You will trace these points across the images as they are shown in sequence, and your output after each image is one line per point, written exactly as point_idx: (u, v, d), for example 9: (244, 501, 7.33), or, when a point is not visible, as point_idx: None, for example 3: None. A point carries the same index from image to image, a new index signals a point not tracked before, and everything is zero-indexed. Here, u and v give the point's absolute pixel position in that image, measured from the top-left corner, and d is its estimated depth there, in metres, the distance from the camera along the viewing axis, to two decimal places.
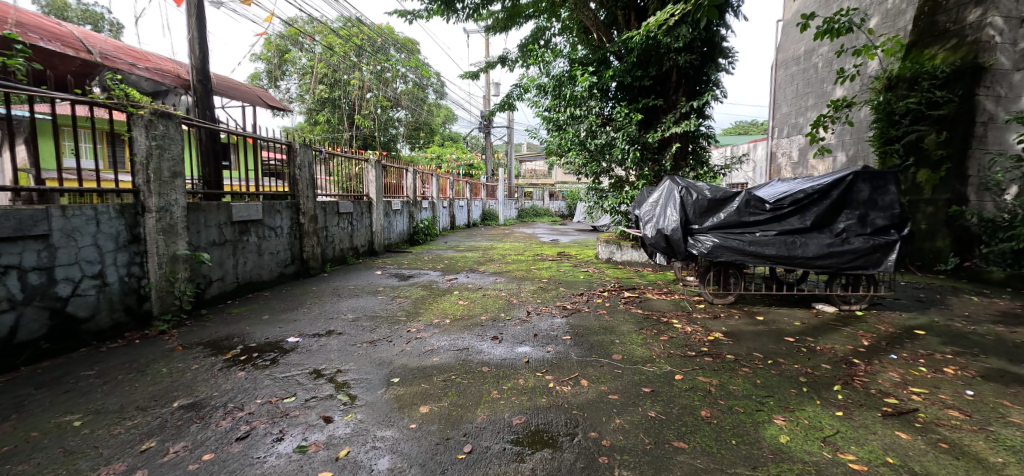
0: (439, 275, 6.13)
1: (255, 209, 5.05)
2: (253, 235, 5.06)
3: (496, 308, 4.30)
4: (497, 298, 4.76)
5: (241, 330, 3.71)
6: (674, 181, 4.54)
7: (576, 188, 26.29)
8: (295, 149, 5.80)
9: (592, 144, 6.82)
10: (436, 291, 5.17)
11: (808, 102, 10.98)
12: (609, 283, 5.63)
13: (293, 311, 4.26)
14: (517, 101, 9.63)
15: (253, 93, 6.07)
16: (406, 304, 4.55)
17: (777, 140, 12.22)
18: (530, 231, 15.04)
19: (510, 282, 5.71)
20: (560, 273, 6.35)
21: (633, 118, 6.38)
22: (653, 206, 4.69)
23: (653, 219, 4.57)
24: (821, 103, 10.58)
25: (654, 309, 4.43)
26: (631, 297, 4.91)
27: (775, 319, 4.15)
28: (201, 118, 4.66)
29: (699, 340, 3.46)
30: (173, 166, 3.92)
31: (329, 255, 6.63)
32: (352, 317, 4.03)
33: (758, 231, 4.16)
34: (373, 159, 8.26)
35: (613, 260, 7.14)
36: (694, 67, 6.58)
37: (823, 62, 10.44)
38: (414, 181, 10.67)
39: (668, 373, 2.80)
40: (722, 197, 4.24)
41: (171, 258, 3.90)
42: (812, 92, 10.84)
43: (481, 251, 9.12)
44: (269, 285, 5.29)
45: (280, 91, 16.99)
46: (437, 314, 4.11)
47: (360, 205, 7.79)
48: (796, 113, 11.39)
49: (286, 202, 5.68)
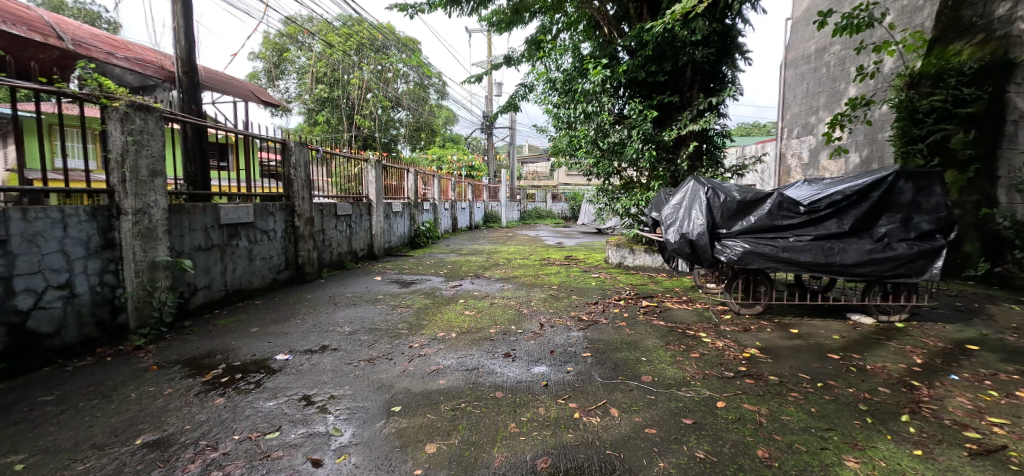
0: (443, 282, 5.76)
1: (245, 211, 4.71)
2: (244, 240, 4.71)
3: (505, 320, 3.94)
4: (506, 308, 4.40)
5: (226, 346, 3.36)
6: (699, 182, 4.18)
7: (579, 189, 25.95)
8: (290, 147, 5.44)
9: (603, 142, 6.46)
10: (438, 299, 4.81)
11: (820, 102, 10.65)
12: (624, 290, 5.28)
13: (285, 323, 3.90)
14: (522, 99, 9.28)
15: (246, 87, 5.70)
16: (407, 315, 4.19)
17: (787, 140, 11.87)
18: (534, 233, 14.71)
19: (519, 289, 5.36)
20: (571, 279, 6.00)
21: (648, 114, 6.01)
22: (675, 208, 4.34)
23: (676, 222, 4.22)
24: (835, 102, 10.24)
25: (677, 320, 4.07)
26: (651, 306, 4.55)
27: (810, 332, 3.80)
28: (186, 113, 4.30)
29: (734, 357, 3.11)
30: (152, 164, 3.57)
31: (326, 259, 6.28)
32: (348, 330, 3.68)
33: (792, 236, 3.80)
34: (372, 159, 7.91)
35: (625, 265, 6.80)
36: (711, 62, 6.23)
37: (837, 61, 10.11)
38: (414, 182, 10.33)
39: (708, 400, 2.45)
40: (752, 199, 3.88)
41: (150, 265, 3.55)
42: (825, 91, 10.49)
43: (485, 254, 8.77)
44: (260, 293, 4.94)
45: (279, 91, 16.69)
46: (441, 327, 3.74)
47: (359, 206, 7.44)
48: (808, 113, 11.04)
49: (280, 204, 5.33)
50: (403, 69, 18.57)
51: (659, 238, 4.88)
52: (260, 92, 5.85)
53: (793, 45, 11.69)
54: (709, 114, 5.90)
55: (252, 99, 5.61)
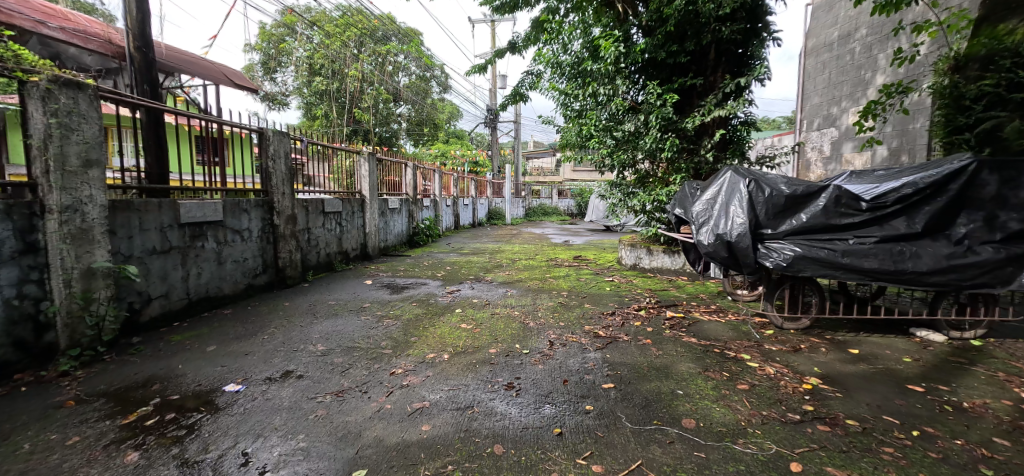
0: (439, 287, 5.15)
1: (212, 207, 4.13)
2: (210, 241, 4.13)
3: (508, 338, 3.32)
4: (509, 321, 3.77)
5: (171, 372, 2.78)
6: (738, 173, 3.53)
7: (586, 185, 25.22)
8: (267, 137, 4.90)
9: (617, 131, 5.80)
10: (431, 309, 4.19)
11: (844, 92, 9.88)
12: (644, 297, 4.66)
13: (249, 340, 3.31)
14: (527, 88, 8.63)
15: (218, 69, 5.11)
16: (394, 329, 3.58)
17: (807, 133, 11.12)
18: (540, 231, 14.14)
19: (525, 296, 4.75)
20: (582, 284, 5.38)
21: (669, 99, 5.30)
22: (708, 203, 3.69)
23: (710, 219, 3.58)
24: (860, 92, 9.46)
25: (712, 337, 3.44)
26: (677, 318, 3.92)
27: (874, 353, 3.17)
28: (140, 96, 3.71)
29: (793, 391, 2.49)
30: (84, 152, 2.99)
31: (311, 261, 5.70)
32: (322, 350, 3.09)
33: (853, 238, 3.16)
34: (366, 151, 7.30)
35: (640, 267, 6.18)
36: (738, 42, 5.54)
37: (862, 47, 9.34)
38: (413, 177, 9.71)
39: (780, 461, 1.83)
40: (804, 193, 3.22)
41: (84, 274, 2.97)
42: (849, 80, 9.75)
43: (487, 254, 8.15)
44: (232, 301, 4.37)
45: (277, 84, 16.14)
46: (431, 347, 3.12)
47: (351, 203, 6.85)
48: (830, 103, 10.30)
49: (255, 200, 4.73)
50: (404, 61, 17.94)
51: (686, 239, 4.26)
52: (235, 75, 5.23)
53: (813, 31, 10.92)
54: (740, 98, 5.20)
55: (224, 82, 4.99)
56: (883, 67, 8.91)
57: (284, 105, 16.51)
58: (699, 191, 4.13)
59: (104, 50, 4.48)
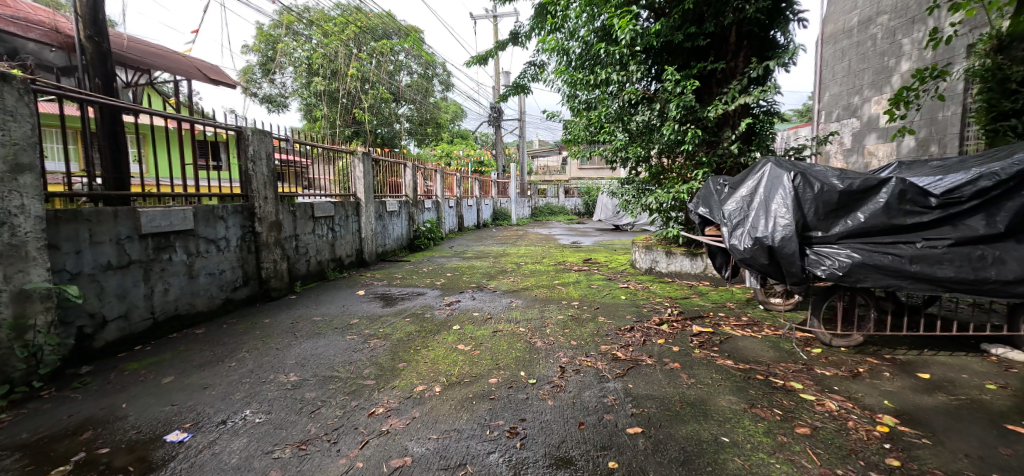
0: (437, 297, 4.69)
1: (180, 215, 3.70)
2: (178, 253, 3.71)
3: (512, 364, 2.83)
4: (513, 341, 3.29)
5: (110, 414, 2.34)
6: (777, 165, 3.03)
7: (593, 183, 24.62)
8: (245, 137, 4.45)
9: (631, 122, 5.28)
10: (426, 325, 3.73)
11: (866, 80, 9.12)
12: (664, 307, 4.17)
13: (213, 370, 2.87)
14: (531, 81, 8.14)
15: (189, 63, 4.63)
16: (381, 352, 3.12)
17: (824, 125, 10.43)
18: (547, 231, 13.66)
19: (531, 307, 4.26)
20: (594, 292, 4.89)
21: (690, 84, 4.72)
22: (743, 201, 3.18)
23: (746, 220, 3.05)
24: (882, 80, 8.77)
25: (752, 359, 2.93)
26: (706, 334, 3.42)
27: (949, 378, 2.65)
28: (94, 92, 3.31)
29: (868, 438, 1.99)
30: (12, 155, 2.56)
31: (300, 270, 5.28)
32: (294, 382, 2.64)
33: (921, 240, 2.62)
34: (360, 151, 6.82)
35: (656, 271, 5.68)
36: (762, 23, 5.00)
37: (884, 32, 8.61)
38: (413, 178, 9.24)
39: None
40: (859, 188, 2.71)
41: (15, 297, 2.54)
42: (870, 68, 9.04)
43: (491, 258, 7.68)
44: (206, 319, 3.95)
45: (276, 86, 15.80)
46: (421, 377, 2.65)
47: (344, 206, 6.41)
48: (849, 93, 9.58)
49: (234, 206, 4.30)
50: (404, 59, 17.55)
51: (714, 242, 3.75)
52: (209, 68, 4.77)
53: (830, 17, 10.20)
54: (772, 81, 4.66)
55: (195, 76, 4.52)
56: (909, 52, 8.21)
57: (284, 107, 16.22)
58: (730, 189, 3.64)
59: (47, 38, 4.04)
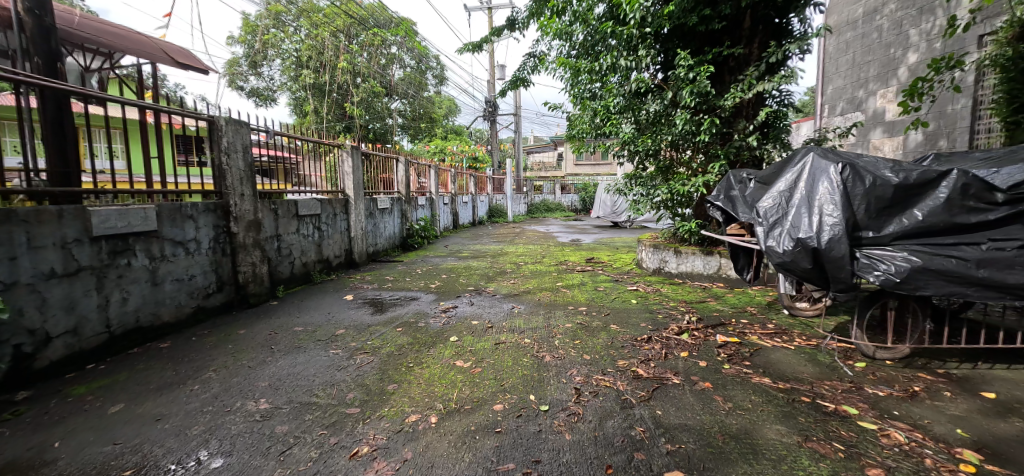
0: (432, 303, 4.30)
1: (140, 214, 3.29)
2: (138, 257, 3.29)
3: (519, 386, 2.45)
4: (519, 356, 2.90)
5: (38, 456, 1.94)
6: (818, 154, 2.67)
7: (590, 179, 24.21)
8: (219, 127, 4.02)
9: (639, 113, 4.88)
10: (420, 336, 3.33)
11: (869, 72, 7.72)
12: (681, 313, 3.81)
13: (172, 396, 2.47)
14: (533, 73, 7.71)
15: (155, 45, 4.15)
16: (368, 370, 2.73)
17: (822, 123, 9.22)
18: (544, 228, 13.28)
19: (535, 314, 3.88)
20: (602, 295, 4.53)
21: (705, 69, 4.30)
22: (779, 196, 2.80)
23: (784, 217, 2.68)
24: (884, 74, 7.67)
25: (791, 375, 2.58)
26: (733, 345, 3.06)
27: (1021, 399, 2.31)
28: (36, 73, 2.90)
29: None
30: None
31: (283, 273, 4.87)
32: (264, 411, 2.25)
33: (987, 242, 2.22)
34: (349, 144, 6.36)
35: (666, 271, 5.33)
36: (781, 4, 4.59)
37: (890, 21, 7.26)
38: (406, 173, 8.80)
39: None
40: (917, 182, 2.34)
41: None
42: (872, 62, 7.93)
43: (488, 258, 7.29)
44: (174, 330, 3.54)
45: (263, 79, 15.15)
46: (413, 404, 2.27)
47: (332, 203, 5.99)
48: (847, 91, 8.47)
49: (205, 204, 3.88)
50: (397, 52, 16.99)
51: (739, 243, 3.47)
52: (176, 51, 4.30)
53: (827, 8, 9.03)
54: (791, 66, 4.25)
55: (159, 59, 4.06)
56: (916, 43, 6.90)
57: (272, 101, 15.60)
58: (760, 184, 3.28)
59: None
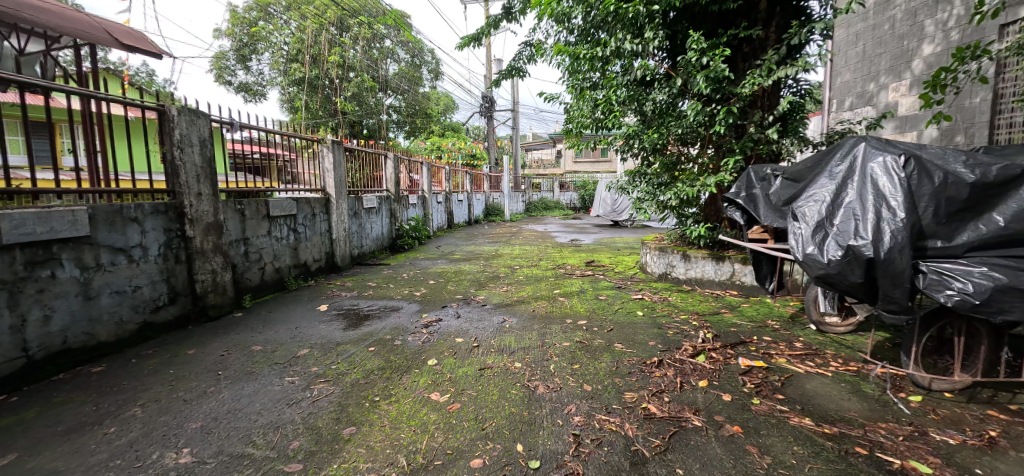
0: (414, 314, 3.85)
1: (66, 217, 2.82)
2: (65, 267, 2.83)
3: (504, 430, 1.99)
4: (507, 386, 2.44)
5: None
6: (870, 144, 2.19)
7: (588, 177, 23.74)
8: (171, 118, 3.53)
9: (646, 103, 4.39)
10: (394, 358, 2.87)
11: (880, 65, 6.78)
12: (695, 329, 3.35)
13: (81, 443, 2.01)
14: (528, 64, 7.23)
15: (97, 26, 3.64)
16: (325, 404, 2.27)
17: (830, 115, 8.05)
18: (542, 227, 12.84)
19: (529, 329, 3.42)
20: (604, 306, 4.06)
21: (720, 52, 3.80)
22: (823, 191, 2.30)
23: (829, 219, 2.19)
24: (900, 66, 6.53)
25: (837, 416, 2.12)
26: (760, 371, 2.60)
27: None
28: None
29: None
30: None
31: (252, 280, 4.40)
32: (185, 468, 1.79)
33: None
34: (329, 139, 5.84)
35: (674, 277, 4.88)
36: None
37: (902, 9, 6.33)
38: (395, 170, 8.32)
39: None
40: (998, 180, 1.89)
41: None
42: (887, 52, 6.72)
43: (482, 261, 6.83)
44: (113, 350, 3.08)
45: (252, 74, 14.56)
46: (371, 458, 1.81)
47: (310, 202, 5.51)
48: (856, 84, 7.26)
49: (152, 205, 3.41)
50: (391, 46, 16.42)
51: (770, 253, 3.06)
52: (123, 32, 3.82)
53: None
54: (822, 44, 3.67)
55: (103, 41, 3.59)
56: (931, 33, 6.01)
57: (261, 96, 14.96)
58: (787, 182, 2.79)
59: None
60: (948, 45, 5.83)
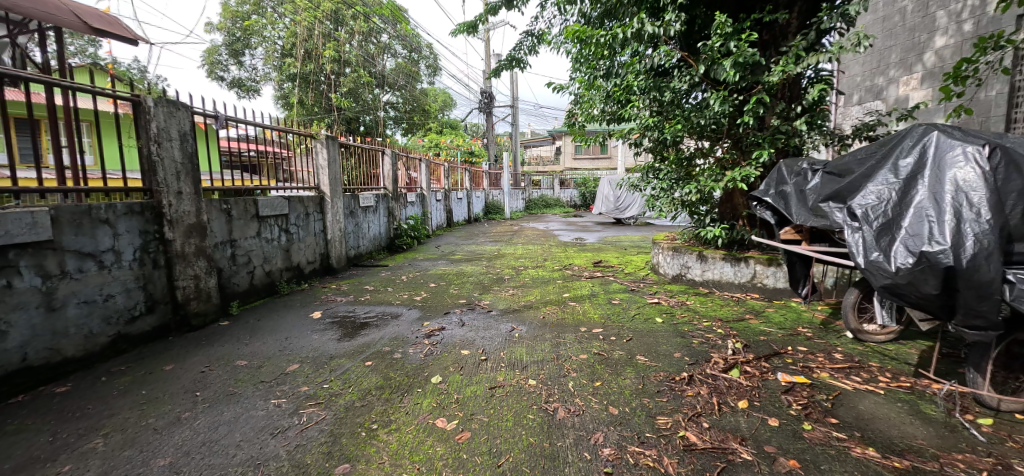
0: (415, 322, 3.56)
1: (25, 220, 2.51)
2: (21, 276, 2.52)
3: (522, 469, 1.71)
4: (522, 409, 2.15)
5: None
6: (945, 134, 1.90)
7: (589, 174, 23.44)
8: (146, 109, 3.23)
9: (662, 93, 4.08)
10: (393, 375, 2.57)
11: (890, 58, 6.23)
12: (722, 338, 3.07)
13: None
14: (530, 54, 6.91)
15: (65, 8, 3.33)
16: (314, 434, 1.98)
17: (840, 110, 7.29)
18: (543, 225, 12.55)
19: (541, 338, 3.13)
20: (619, 311, 3.78)
21: (746, 36, 3.54)
22: (887, 188, 2.01)
23: (897, 220, 1.89)
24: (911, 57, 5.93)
25: (905, 446, 1.84)
26: (803, 389, 2.32)
27: None
28: None
29: None
30: None
31: (239, 285, 4.10)
32: None
33: None
34: (323, 133, 5.53)
35: (689, 279, 4.59)
36: None
37: (912, 0, 5.77)
38: (393, 167, 7.99)
39: None
40: None
41: None
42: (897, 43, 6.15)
43: (484, 261, 6.54)
44: (81, 366, 2.78)
45: (245, 69, 14.20)
46: None
47: (303, 201, 5.20)
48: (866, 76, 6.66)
49: (126, 205, 3.11)
50: (387, 41, 16.03)
51: (813, 256, 2.79)
52: (92, 16, 3.50)
53: None
54: (856, 31, 3.45)
55: (70, 24, 3.27)
56: (944, 25, 5.46)
57: (255, 92, 14.60)
58: (835, 181, 2.48)
59: None
60: (962, 38, 5.27)
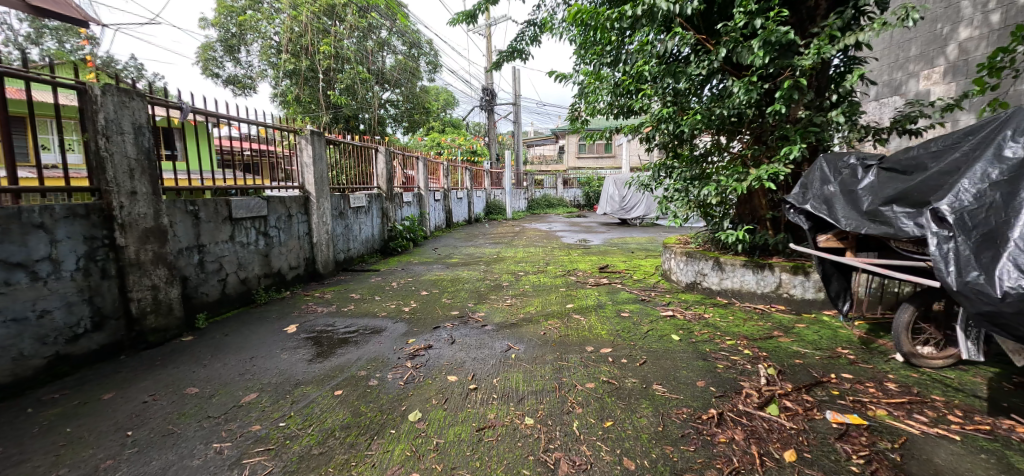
0: (399, 339, 3.15)
1: None
2: None
3: None
4: (515, 462, 1.73)
5: None
6: None
7: (593, 173, 22.98)
8: (94, 98, 2.85)
9: (678, 81, 3.65)
10: (365, 409, 2.17)
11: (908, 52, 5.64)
12: (751, 361, 2.65)
13: None
14: (533, 45, 6.49)
15: None
16: None
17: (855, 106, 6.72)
18: (546, 227, 12.12)
19: (540, 362, 2.71)
20: (630, 326, 3.36)
21: (776, 13, 3.10)
22: (987, 189, 1.67)
23: (1004, 230, 1.56)
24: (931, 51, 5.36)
25: None
26: (862, 434, 1.89)
27: None
28: None
29: None
30: None
31: (208, 295, 3.71)
32: None
33: None
34: (308, 128, 5.12)
35: (706, 288, 4.16)
36: None
37: None
38: (387, 164, 7.58)
39: None
40: None
41: None
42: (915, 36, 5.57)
43: (481, 266, 6.13)
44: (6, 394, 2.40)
45: (241, 66, 13.84)
46: None
47: (286, 201, 4.81)
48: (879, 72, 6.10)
49: (64, 207, 2.71)
50: (387, 36, 15.60)
51: (860, 267, 2.39)
52: None
53: None
54: (901, 5, 3.02)
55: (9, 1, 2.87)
56: (968, 15, 4.92)
57: (251, 89, 14.23)
58: (902, 181, 2.11)
59: None
60: (988, 29, 4.75)
